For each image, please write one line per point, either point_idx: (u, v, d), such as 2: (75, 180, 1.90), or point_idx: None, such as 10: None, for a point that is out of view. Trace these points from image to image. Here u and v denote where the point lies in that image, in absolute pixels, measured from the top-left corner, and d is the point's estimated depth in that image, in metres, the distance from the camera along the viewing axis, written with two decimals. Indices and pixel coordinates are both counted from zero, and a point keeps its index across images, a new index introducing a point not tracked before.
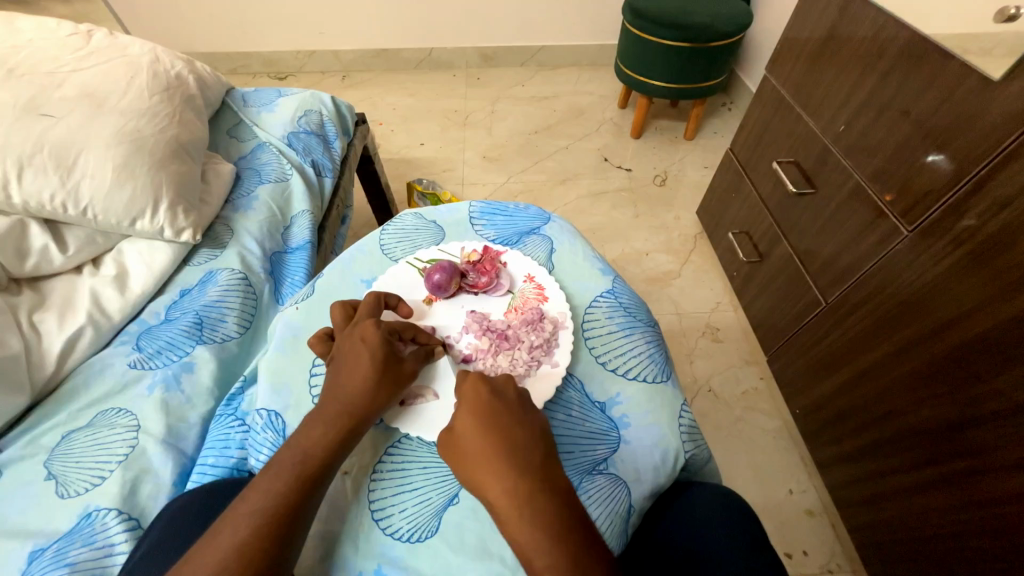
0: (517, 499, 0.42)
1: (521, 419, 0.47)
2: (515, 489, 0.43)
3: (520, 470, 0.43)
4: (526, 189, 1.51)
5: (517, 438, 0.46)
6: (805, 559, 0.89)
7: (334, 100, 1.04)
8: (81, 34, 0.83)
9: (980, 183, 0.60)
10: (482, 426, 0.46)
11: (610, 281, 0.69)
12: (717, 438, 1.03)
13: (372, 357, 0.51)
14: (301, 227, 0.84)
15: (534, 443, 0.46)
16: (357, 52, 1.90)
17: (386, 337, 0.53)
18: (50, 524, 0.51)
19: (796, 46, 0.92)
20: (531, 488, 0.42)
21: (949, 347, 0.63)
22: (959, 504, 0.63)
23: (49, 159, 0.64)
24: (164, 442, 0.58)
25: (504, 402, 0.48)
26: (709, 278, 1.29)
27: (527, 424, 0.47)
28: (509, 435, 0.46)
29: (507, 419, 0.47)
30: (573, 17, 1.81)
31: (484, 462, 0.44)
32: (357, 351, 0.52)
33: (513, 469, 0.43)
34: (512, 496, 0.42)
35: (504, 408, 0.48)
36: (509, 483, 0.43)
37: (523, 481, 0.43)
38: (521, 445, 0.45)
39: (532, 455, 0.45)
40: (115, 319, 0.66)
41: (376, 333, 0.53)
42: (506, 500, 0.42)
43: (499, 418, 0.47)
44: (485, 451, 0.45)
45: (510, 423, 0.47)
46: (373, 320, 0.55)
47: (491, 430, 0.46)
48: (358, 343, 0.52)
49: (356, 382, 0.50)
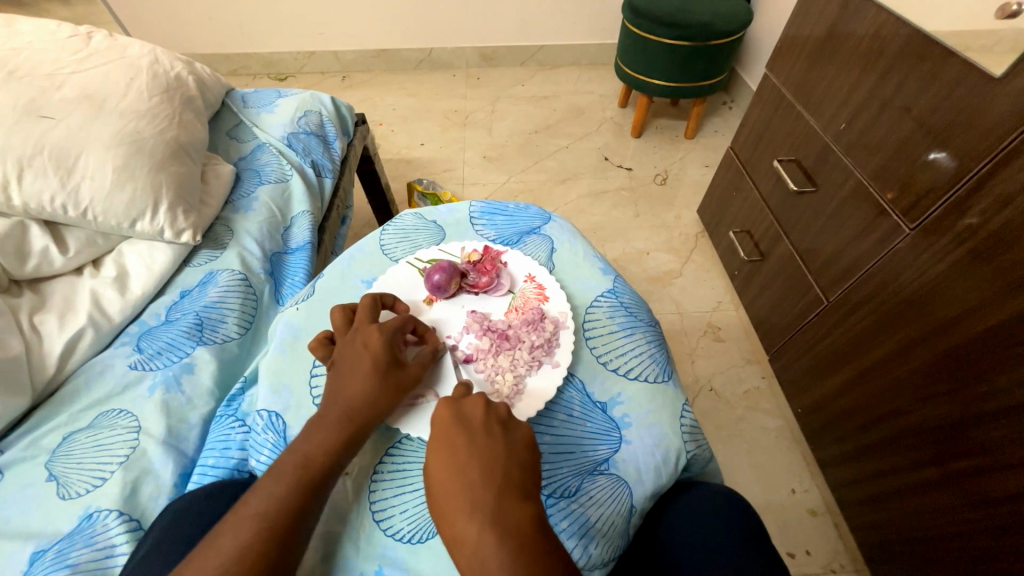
0: (467, 546, 0.40)
1: (481, 452, 0.45)
2: (466, 536, 0.41)
3: (472, 513, 0.41)
4: (526, 189, 1.51)
5: (473, 476, 0.43)
6: (808, 559, 0.89)
7: (334, 100, 1.04)
8: (81, 35, 0.83)
9: (982, 180, 0.60)
10: (442, 463, 0.45)
11: (611, 280, 0.69)
12: (718, 438, 1.02)
13: (375, 362, 0.51)
14: (301, 228, 0.84)
15: (491, 480, 0.43)
16: (356, 52, 1.90)
17: (388, 341, 0.53)
18: (51, 526, 0.51)
19: (796, 44, 0.91)
20: (480, 535, 0.40)
21: (951, 346, 0.63)
22: (962, 504, 0.63)
23: (49, 161, 0.64)
24: (165, 443, 0.57)
25: (466, 433, 0.46)
26: (710, 277, 1.28)
27: (487, 457, 0.44)
28: (466, 472, 0.44)
29: (464, 454, 0.45)
30: (572, 16, 1.81)
31: (442, 502, 0.43)
32: (359, 357, 0.52)
33: (465, 512, 0.41)
34: (462, 544, 0.41)
35: (464, 441, 0.46)
36: (461, 529, 0.41)
37: (474, 527, 0.41)
38: (477, 484, 0.43)
39: (487, 495, 0.42)
40: (115, 320, 0.66)
41: (379, 338, 0.53)
42: (460, 545, 0.41)
43: (457, 453, 0.45)
44: (443, 489, 0.44)
45: (467, 459, 0.44)
46: (375, 324, 0.54)
47: (449, 466, 0.44)
48: (359, 348, 0.52)
49: (359, 388, 0.50)
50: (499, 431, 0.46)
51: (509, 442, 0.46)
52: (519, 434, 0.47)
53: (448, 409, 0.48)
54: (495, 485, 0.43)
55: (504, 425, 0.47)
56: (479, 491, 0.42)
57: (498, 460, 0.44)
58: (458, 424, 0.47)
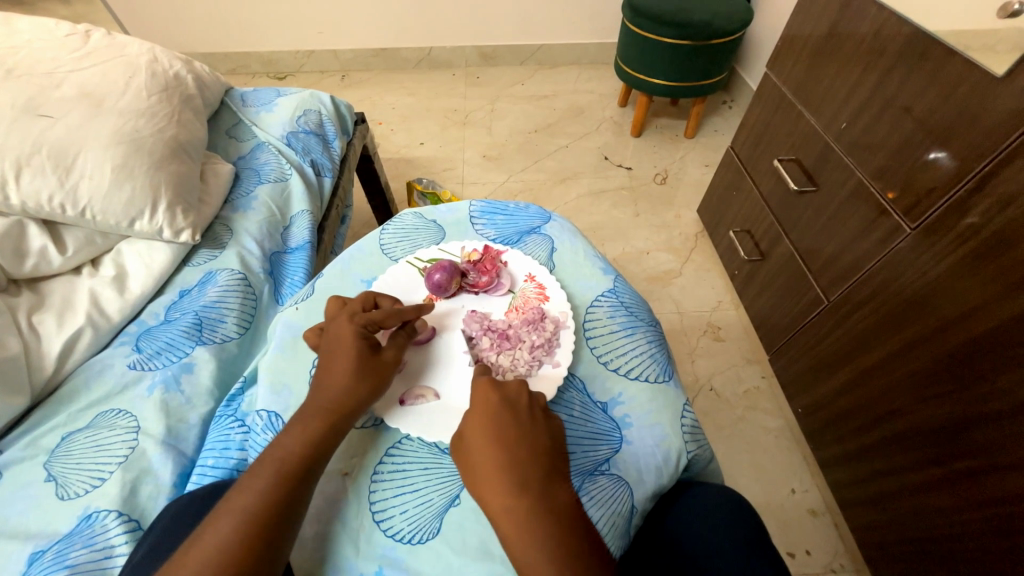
0: (516, 520, 0.41)
1: (530, 433, 0.45)
2: (516, 511, 0.41)
3: (521, 490, 0.42)
4: (526, 189, 1.51)
5: (523, 454, 0.44)
6: (808, 558, 0.89)
7: (334, 99, 1.04)
8: (79, 34, 0.82)
9: (984, 180, 0.60)
10: (488, 438, 0.45)
11: (612, 280, 0.68)
12: (719, 437, 1.02)
13: (351, 356, 0.51)
14: (301, 227, 0.84)
15: (540, 460, 0.44)
16: (356, 51, 1.90)
17: (361, 333, 0.53)
18: (50, 526, 0.51)
19: (797, 43, 0.91)
20: (531, 511, 0.41)
21: (952, 346, 0.63)
22: (963, 504, 0.63)
23: (47, 160, 0.64)
24: (164, 443, 0.57)
25: (512, 413, 0.46)
26: (711, 277, 1.28)
27: (536, 437, 0.45)
28: (514, 450, 0.44)
29: (513, 431, 0.45)
30: (572, 16, 1.81)
31: (486, 476, 0.43)
32: (334, 353, 0.52)
33: (514, 488, 0.42)
34: (510, 517, 0.41)
35: (512, 421, 0.46)
36: (509, 504, 0.41)
37: (525, 503, 0.41)
38: (526, 462, 0.43)
39: (537, 473, 0.43)
40: (114, 320, 0.66)
41: (350, 331, 0.53)
42: (506, 520, 0.41)
43: (506, 431, 0.45)
44: (487, 464, 0.44)
45: (516, 437, 0.45)
46: (347, 316, 0.55)
47: (497, 442, 0.44)
48: (334, 343, 0.53)
49: (339, 384, 0.50)
50: (542, 415, 0.47)
51: (551, 426, 0.47)
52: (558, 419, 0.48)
53: (494, 394, 0.48)
54: (543, 464, 0.44)
55: (546, 409, 0.48)
56: (528, 469, 0.43)
57: (545, 441, 0.45)
58: (505, 405, 0.47)
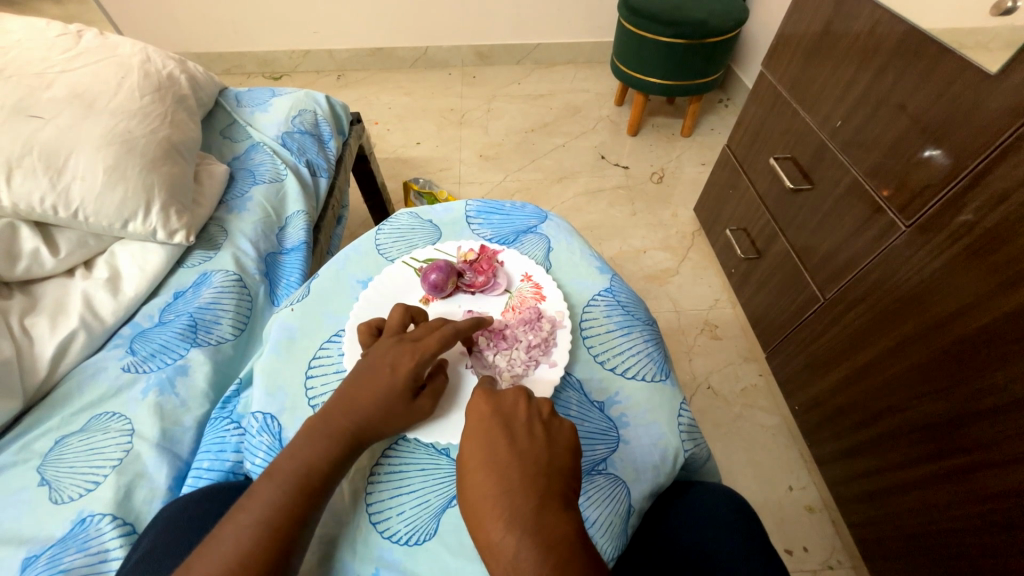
0: (506, 554, 0.39)
1: (525, 456, 0.44)
2: (505, 542, 0.39)
3: (511, 518, 0.40)
4: (522, 188, 1.51)
5: (514, 479, 0.42)
6: (805, 555, 0.89)
7: (329, 99, 1.04)
8: (71, 34, 0.82)
9: (977, 178, 0.60)
10: (483, 460, 0.44)
11: (608, 279, 0.68)
12: (716, 436, 1.02)
13: (397, 385, 0.50)
14: (296, 228, 0.83)
15: (534, 486, 0.42)
16: (351, 51, 1.89)
17: (418, 367, 0.51)
18: (43, 531, 0.50)
19: (792, 41, 0.91)
20: (522, 545, 0.39)
21: (947, 342, 0.63)
22: (957, 500, 0.63)
23: (38, 161, 0.63)
24: (158, 446, 0.57)
25: (506, 432, 0.45)
26: (707, 274, 1.28)
27: (531, 460, 0.43)
28: (505, 475, 0.42)
29: (505, 455, 0.44)
30: (568, 15, 1.80)
31: (479, 504, 0.42)
32: (379, 375, 0.50)
33: (503, 519, 0.40)
34: (500, 549, 0.39)
35: (505, 440, 0.45)
36: (500, 535, 0.40)
37: (513, 536, 0.39)
38: (518, 487, 0.42)
39: (528, 500, 0.41)
40: (107, 322, 0.65)
41: (409, 366, 0.50)
42: (500, 541, 0.39)
43: (499, 452, 0.44)
44: (480, 488, 0.43)
45: (509, 458, 0.43)
46: (413, 348, 0.52)
47: (490, 466, 0.43)
48: (382, 363, 0.50)
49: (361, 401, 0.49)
50: (541, 433, 0.46)
51: (550, 444, 0.45)
52: (558, 436, 0.46)
53: (488, 404, 0.48)
54: (537, 491, 0.41)
55: (546, 426, 0.46)
56: (519, 494, 0.41)
57: (541, 464, 0.43)
58: (500, 426, 0.46)
